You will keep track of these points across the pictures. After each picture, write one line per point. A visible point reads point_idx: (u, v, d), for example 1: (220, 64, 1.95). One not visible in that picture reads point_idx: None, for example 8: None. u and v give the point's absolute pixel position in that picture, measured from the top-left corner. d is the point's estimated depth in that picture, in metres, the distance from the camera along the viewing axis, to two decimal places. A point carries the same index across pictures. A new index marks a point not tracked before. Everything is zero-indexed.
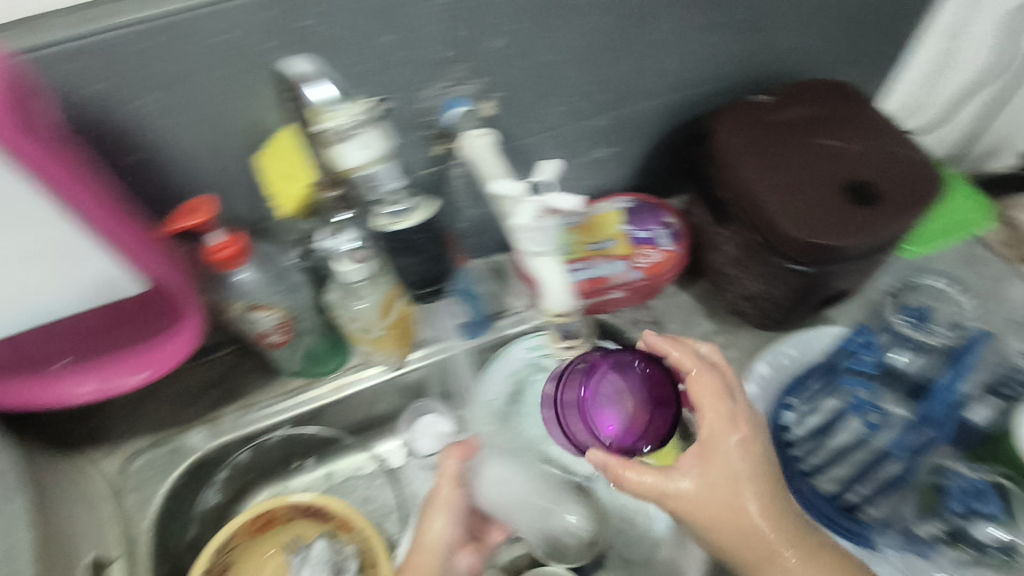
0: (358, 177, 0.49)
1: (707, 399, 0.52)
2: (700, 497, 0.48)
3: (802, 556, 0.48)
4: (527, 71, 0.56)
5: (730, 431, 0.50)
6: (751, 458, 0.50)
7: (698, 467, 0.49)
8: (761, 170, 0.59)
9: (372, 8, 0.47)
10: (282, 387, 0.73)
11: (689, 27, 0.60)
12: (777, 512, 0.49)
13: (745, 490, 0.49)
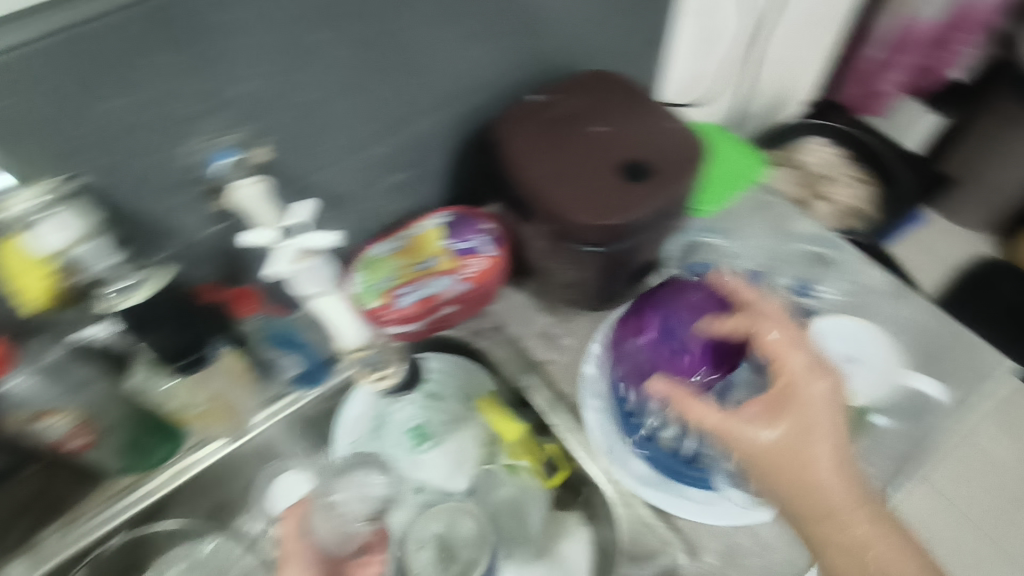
0: (63, 262, 0.47)
1: (780, 351, 0.55)
2: (781, 441, 0.52)
3: (865, 506, 0.51)
4: (291, 111, 0.55)
5: (812, 376, 0.53)
6: (832, 411, 0.52)
7: (778, 408, 0.53)
8: (542, 169, 0.63)
9: (86, 76, 0.44)
10: (110, 490, 0.66)
11: (450, 43, 0.61)
12: (846, 469, 0.51)
13: (809, 439, 0.52)
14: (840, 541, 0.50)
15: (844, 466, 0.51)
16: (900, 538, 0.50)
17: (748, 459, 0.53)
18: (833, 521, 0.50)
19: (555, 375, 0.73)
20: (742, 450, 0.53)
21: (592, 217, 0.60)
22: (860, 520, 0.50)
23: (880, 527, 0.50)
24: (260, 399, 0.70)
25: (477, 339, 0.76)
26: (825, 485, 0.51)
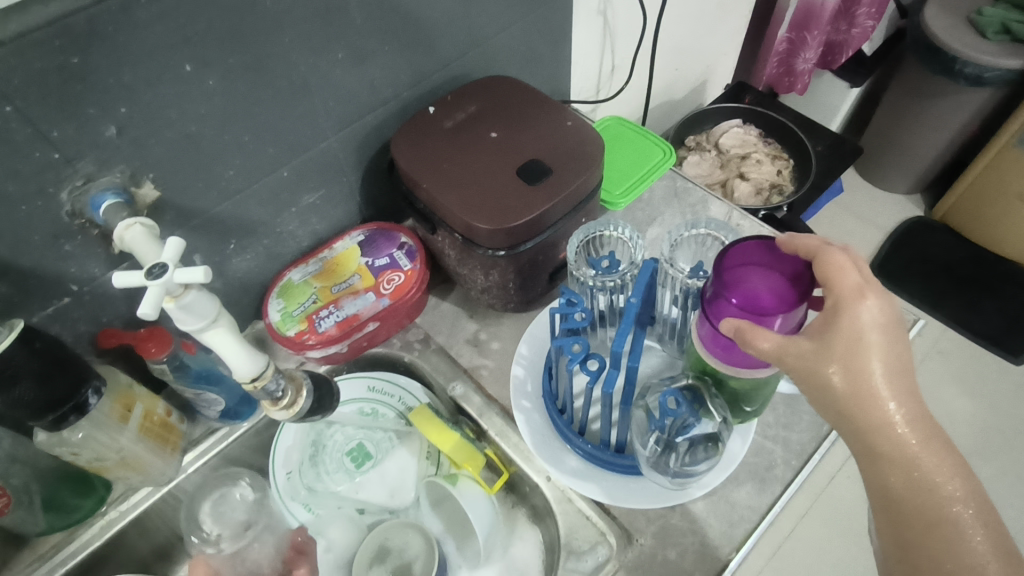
0: None
1: (831, 268, 0.47)
2: (848, 379, 0.44)
3: (908, 419, 0.44)
4: (169, 147, 0.54)
5: (858, 297, 0.45)
6: (880, 321, 0.45)
7: (823, 330, 0.45)
8: (441, 178, 0.64)
9: None
10: (33, 553, 0.63)
11: (332, 64, 0.61)
12: (906, 383, 0.45)
13: (875, 362, 0.44)
14: (890, 462, 0.44)
15: (906, 379, 0.45)
16: (948, 448, 0.44)
17: (807, 391, 0.46)
18: (893, 445, 0.44)
19: (486, 381, 0.74)
20: (810, 385, 0.45)
21: (493, 219, 0.61)
22: (913, 432, 0.44)
23: (929, 440, 0.44)
24: (192, 437, 0.71)
25: (405, 354, 0.76)
26: (890, 404, 0.44)
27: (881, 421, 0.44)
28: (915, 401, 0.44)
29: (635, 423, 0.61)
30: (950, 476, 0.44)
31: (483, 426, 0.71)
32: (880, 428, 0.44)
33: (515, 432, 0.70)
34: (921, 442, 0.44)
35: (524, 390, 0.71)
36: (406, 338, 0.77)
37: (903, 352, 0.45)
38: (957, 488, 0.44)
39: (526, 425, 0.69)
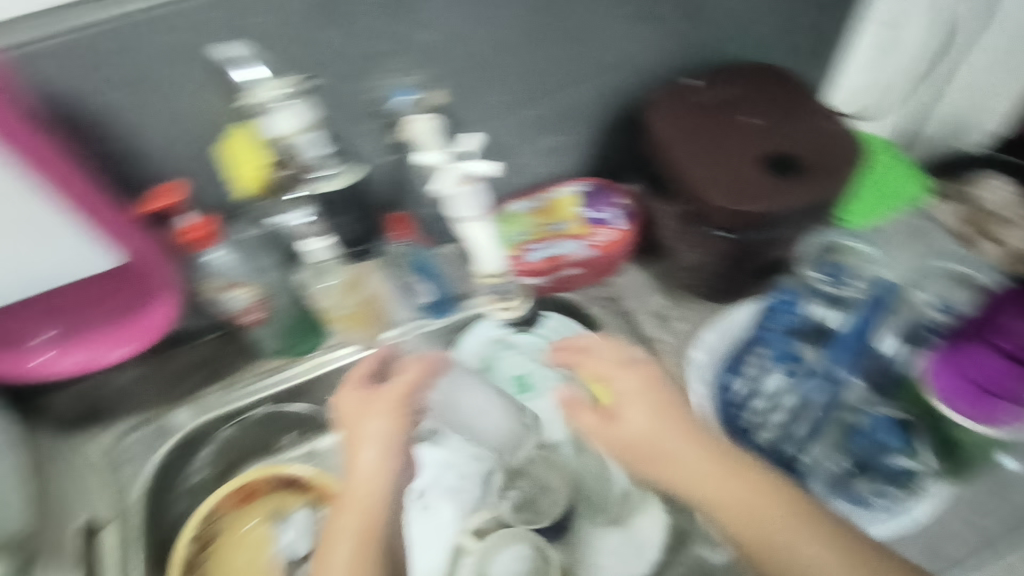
0: (281, 147, 0.54)
1: (592, 365, 0.63)
2: (645, 429, 0.58)
3: (714, 463, 0.55)
4: (466, 61, 0.62)
5: (612, 369, 0.63)
6: (646, 394, 0.60)
7: (623, 406, 0.59)
8: (688, 147, 0.65)
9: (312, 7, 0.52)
10: (260, 367, 0.78)
11: (616, 19, 0.66)
12: (668, 417, 0.58)
13: (669, 437, 0.57)
14: (679, 489, 0.55)
15: (667, 416, 0.58)
16: (812, 517, 0.52)
17: (620, 453, 0.59)
18: (725, 505, 0.53)
19: (662, 355, 0.74)
20: (632, 446, 0.57)
21: (739, 201, 0.61)
22: (717, 478, 0.54)
23: (783, 508, 0.52)
24: (396, 317, 0.76)
25: (592, 307, 0.78)
26: (707, 470, 0.55)
27: (653, 456, 0.57)
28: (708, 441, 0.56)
29: (827, 438, 0.66)
30: (782, 516, 0.52)
31: None
32: (671, 468, 0.56)
33: None
34: (723, 482, 0.54)
35: (702, 376, 0.70)
36: (596, 293, 0.80)
37: (677, 437, 0.57)
38: (818, 554, 0.50)
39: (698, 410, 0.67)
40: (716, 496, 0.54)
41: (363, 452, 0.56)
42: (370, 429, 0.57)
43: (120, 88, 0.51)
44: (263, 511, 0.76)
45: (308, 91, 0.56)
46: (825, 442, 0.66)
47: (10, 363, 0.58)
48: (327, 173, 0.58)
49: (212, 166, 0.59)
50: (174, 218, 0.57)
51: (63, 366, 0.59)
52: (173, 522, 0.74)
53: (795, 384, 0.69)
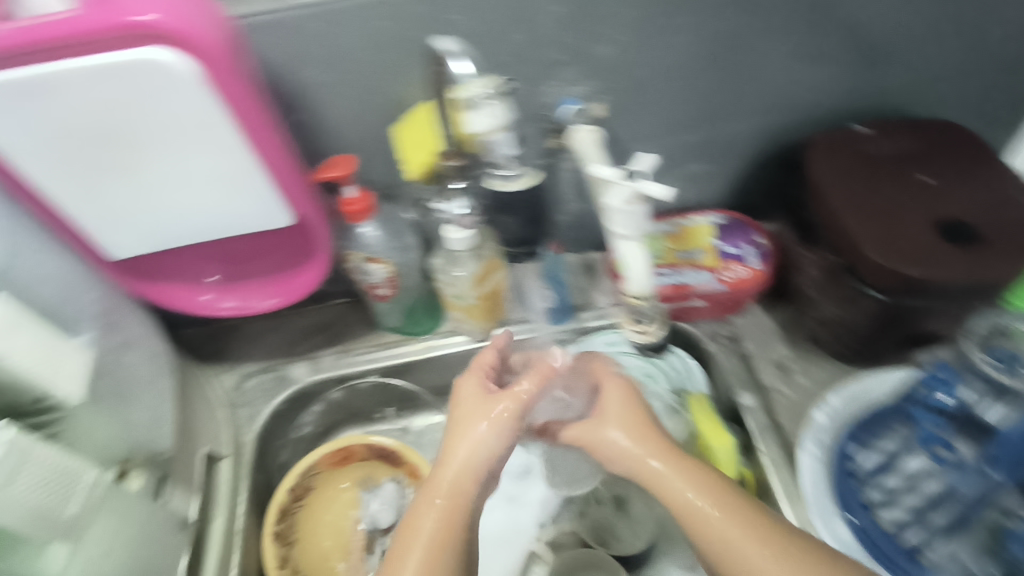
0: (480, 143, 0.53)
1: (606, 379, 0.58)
2: (632, 440, 0.53)
3: (670, 459, 0.51)
4: (633, 79, 0.62)
5: (614, 386, 0.58)
6: (625, 416, 0.55)
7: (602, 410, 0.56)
8: (849, 197, 0.62)
9: (503, 11, 0.55)
10: (377, 340, 0.81)
11: (794, 56, 0.63)
12: (641, 429, 0.54)
13: (648, 450, 0.52)
14: (648, 474, 0.52)
15: (640, 423, 0.54)
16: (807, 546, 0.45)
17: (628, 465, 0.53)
18: (689, 514, 0.48)
19: (777, 407, 0.70)
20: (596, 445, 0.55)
21: (892, 260, 0.56)
22: (660, 454, 0.52)
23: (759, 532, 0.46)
24: (508, 317, 0.79)
25: (709, 342, 0.76)
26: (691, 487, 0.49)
27: (612, 450, 0.54)
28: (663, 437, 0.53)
29: (969, 541, 0.58)
30: (751, 536, 0.46)
31: (757, 446, 0.68)
32: (642, 463, 0.52)
33: (789, 471, 0.66)
34: (697, 486, 0.49)
35: (819, 437, 0.66)
36: (715, 329, 0.77)
37: (638, 445, 0.53)
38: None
39: (809, 471, 0.64)
40: (681, 486, 0.50)
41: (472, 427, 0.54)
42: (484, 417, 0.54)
43: (321, 63, 0.55)
44: (354, 476, 0.80)
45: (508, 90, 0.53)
46: (967, 542, 0.58)
47: (182, 296, 0.63)
48: (512, 173, 0.62)
49: (379, 145, 0.63)
50: (342, 187, 0.60)
51: (224, 308, 0.64)
52: (275, 468, 0.79)
53: (940, 472, 0.60)
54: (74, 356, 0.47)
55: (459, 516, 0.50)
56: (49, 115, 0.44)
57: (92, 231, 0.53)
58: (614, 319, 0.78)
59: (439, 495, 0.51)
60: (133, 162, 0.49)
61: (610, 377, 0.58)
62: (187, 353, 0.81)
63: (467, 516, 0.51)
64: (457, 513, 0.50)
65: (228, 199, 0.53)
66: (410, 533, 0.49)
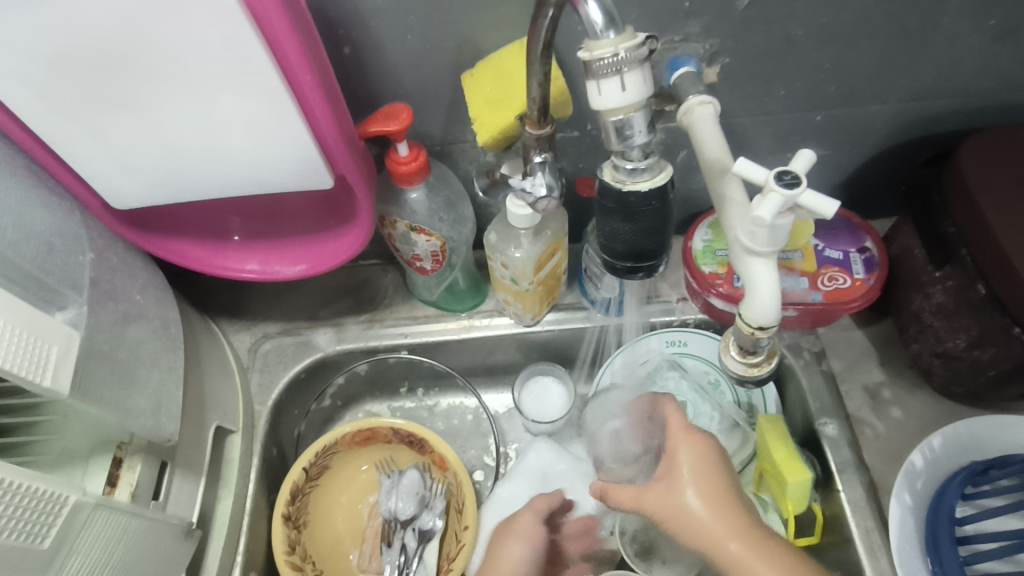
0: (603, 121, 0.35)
1: (679, 430, 0.48)
2: (707, 508, 0.44)
3: (748, 540, 0.42)
4: (763, 41, 0.50)
5: (686, 439, 0.47)
6: (701, 482, 0.45)
7: (671, 469, 0.46)
8: (1010, 212, 0.50)
9: None
10: (411, 311, 0.72)
11: (966, 30, 0.51)
12: (719, 495, 0.45)
13: (724, 526, 0.43)
14: (722, 557, 0.43)
15: (718, 488, 0.45)
16: None
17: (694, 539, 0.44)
18: None
19: (865, 443, 0.61)
20: (660, 511, 0.45)
21: None
22: (737, 535, 0.43)
23: None
24: (559, 301, 0.70)
25: (789, 355, 0.65)
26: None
27: (684, 520, 0.44)
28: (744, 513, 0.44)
29: None
30: None
31: (836, 481, 0.59)
32: (719, 544, 0.43)
33: (873, 516, 0.57)
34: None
35: (912, 483, 0.56)
36: (798, 341, 0.66)
37: (711, 520, 0.43)
38: None
39: (897, 523, 0.55)
40: None
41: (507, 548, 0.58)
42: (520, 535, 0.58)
43: None
44: (374, 458, 0.72)
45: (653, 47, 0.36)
46: None
47: (196, 253, 0.53)
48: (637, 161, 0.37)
49: (440, 94, 0.51)
50: (394, 142, 0.50)
51: (245, 271, 0.54)
52: (290, 442, 0.71)
53: None
54: (60, 337, 0.39)
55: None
56: (37, 27, 0.34)
57: (91, 174, 0.43)
58: (682, 317, 0.68)
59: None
60: (141, 98, 0.38)
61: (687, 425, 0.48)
62: (199, 305, 0.72)
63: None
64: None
65: (260, 158, 0.43)
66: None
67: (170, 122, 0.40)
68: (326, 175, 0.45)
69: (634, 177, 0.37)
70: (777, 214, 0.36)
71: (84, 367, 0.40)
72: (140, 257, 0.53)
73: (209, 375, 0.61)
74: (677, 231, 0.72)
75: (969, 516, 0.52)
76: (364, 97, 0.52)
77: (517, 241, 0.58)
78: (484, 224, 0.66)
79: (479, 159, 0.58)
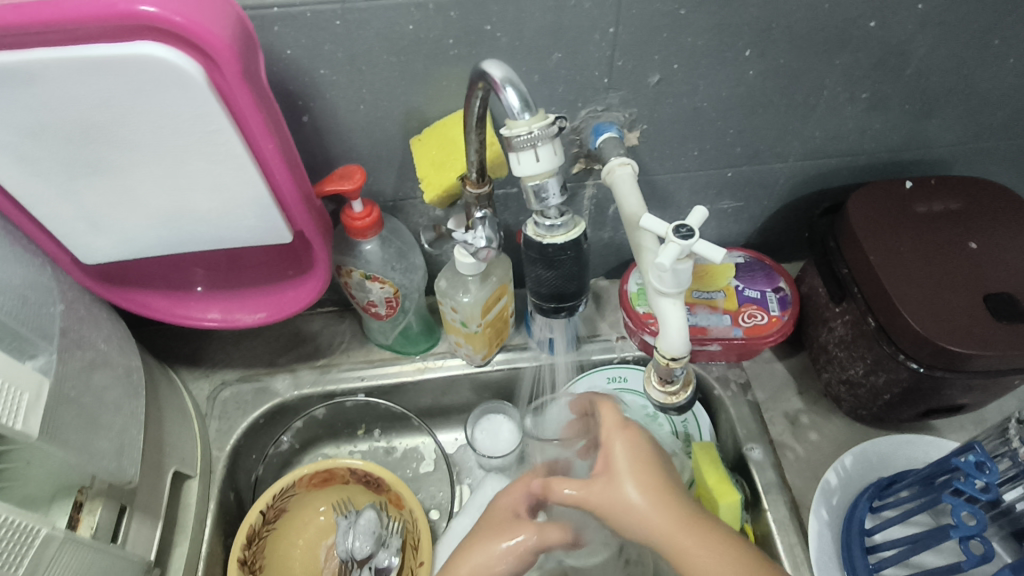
0: (524, 186, 0.42)
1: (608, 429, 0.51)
2: (646, 499, 0.45)
3: (695, 535, 0.44)
4: (674, 110, 0.58)
5: (621, 434, 0.50)
6: (648, 486, 0.46)
7: (610, 467, 0.48)
8: (891, 254, 0.58)
9: (546, 27, 0.49)
10: (366, 355, 0.75)
11: (845, 101, 0.60)
12: (657, 486, 0.46)
13: (672, 523, 0.44)
14: (671, 547, 0.44)
15: (655, 477, 0.47)
16: None
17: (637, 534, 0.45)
18: None
19: (787, 464, 0.66)
20: (613, 512, 0.46)
21: (932, 329, 0.53)
22: (680, 528, 0.44)
23: None
24: (507, 342, 0.75)
25: (718, 387, 0.71)
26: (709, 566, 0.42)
27: (625, 512, 0.46)
28: (676, 493, 0.46)
29: None
30: None
31: (762, 502, 0.64)
32: (661, 535, 0.44)
33: (795, 532, 0.61)
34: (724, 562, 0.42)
35: (829, 499, 0.62)
36: (725, 373, 0.72)
37: (654, 508, 0.45)
38: None
39: (816, 536, 0.60)
40: (708, 564, 0.42)
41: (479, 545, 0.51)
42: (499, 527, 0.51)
43: (336, 63, 0.49)
44: (331, 500, 0.73)
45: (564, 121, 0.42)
46: None
47: (160, 304, 0.57)
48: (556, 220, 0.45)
49: (390, 156, 0.57)
50: (349, 200, 0.55)
51: (207, 319, 0.57)
52: (248, 486, 0.72)
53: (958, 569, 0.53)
54: (31, 382, 0.42)
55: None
56: (24, 104, 0.38)
57: (61, 232, 0.47)
58: (621, 354, 0.74)
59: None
60: (115, 164, 0.43)
61: (618, 429, 0.50)
62: (160, 356, 0.75)
63: None
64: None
65: (228, 216, 0.47)
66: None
67: (141, 185, 0.44)
68: (285, 229, 0.49)
69: (551, 232, 0.46)
70: (676, 260, 0.44)
71: (55, 411, 0.43)
72: (105, 309, 0.56)
73: (168, 421, 0.63)
74: (615, 275, 0.79)
75: (874, 527, 0.58)
76: (322, 159, 0.57)
77: (465, 287, 0.63)
78: (435, 272, 0.72)
79: (429, 214, 0.63)
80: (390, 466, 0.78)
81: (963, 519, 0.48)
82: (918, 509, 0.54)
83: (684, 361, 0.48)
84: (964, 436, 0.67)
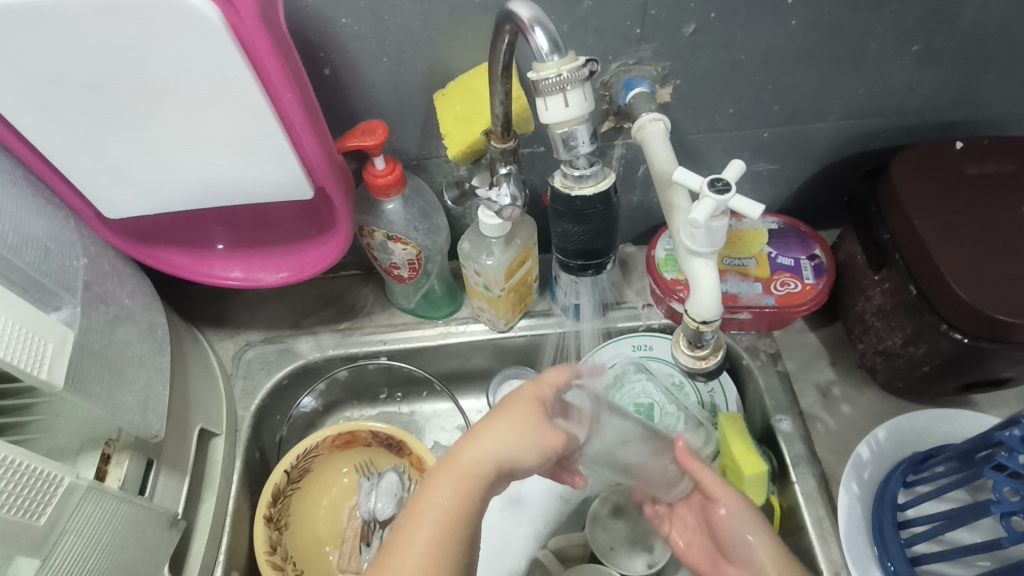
0: (552, 135, 0.41)
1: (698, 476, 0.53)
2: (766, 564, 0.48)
3: None
4: (710, 65, 0.55)
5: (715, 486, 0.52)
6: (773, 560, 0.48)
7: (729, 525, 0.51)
8: (936, 219, 0.55)
9: None
10: (389, 319, 0.75)
11: (892, 55, 0.56)
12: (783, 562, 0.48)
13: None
14: None
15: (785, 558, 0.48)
16: None
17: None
18: None
19: (817, 437, 0.64)
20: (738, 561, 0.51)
21: (977, 297, 0.50)
22: None
23: None
24: (531, 308, 0.73)
25: (747, 357, 0.69)
26: None
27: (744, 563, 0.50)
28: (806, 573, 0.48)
29: None
30: None
31: (791, 474, 0.62)
32: None
33: (824, 506, 0.60)
34: None
35: (860, 473, 0.61)
36: (755, 343, 0.70)
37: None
38: None
39: (845, 510, 0.59)
40: None
41: (494, 425, 0.44)
42: (510, 426, 0.44)
43: (356, 11, 0.48)
44: (354, 461, 0.73)
45: (596, 69, 0.41)
46: None
47: (183, 261, 0.57)
48: (583, 170, 0.44)
49: (414, 113, 0.56)
50: (371, 156, 0.54)
51: (229, 278, 0.57)
52: (273, 446, 0.73)
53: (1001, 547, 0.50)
54: (56, 334, 0.42)
55: (448, 535, 0.39)
56: (42, 48, 0.37)
57: (85, 184, 0.47)
58: (648, 322, 0.72)
59: (416, 526, 0.39)
60: (134, 114, 0.42)
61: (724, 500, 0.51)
62: (186, 315, 0.75)
63: (470, 497, 0.41)
64: (447, 530, 0.39)
65: (248, 170, 0.46)
66: (400, 534, 0.39)
67: (160, 136, 0.44)
68: (305, 185, 0.48)
69: (580, 183, 0.45)
70: (710, 217, 0.42)
71: (79, 362, 0.44)
72: (130, 266, 0.56)
73: (193, 379, 0.64)
74: (642, 242, 0.77)
75: (908, 502, 0.56)
76: (344, 114, 0.56)
77: (489, 250, 0.62)
78: (458, 234, 0.70)
79: (452, 172, 0.62)
80: (413, 429, 0.78)
81: (1005, 494, 0.46)
82: (955, 484, 0.52)
83: (715, 326, 0.47)
84: (1004, 412, 0.64)
